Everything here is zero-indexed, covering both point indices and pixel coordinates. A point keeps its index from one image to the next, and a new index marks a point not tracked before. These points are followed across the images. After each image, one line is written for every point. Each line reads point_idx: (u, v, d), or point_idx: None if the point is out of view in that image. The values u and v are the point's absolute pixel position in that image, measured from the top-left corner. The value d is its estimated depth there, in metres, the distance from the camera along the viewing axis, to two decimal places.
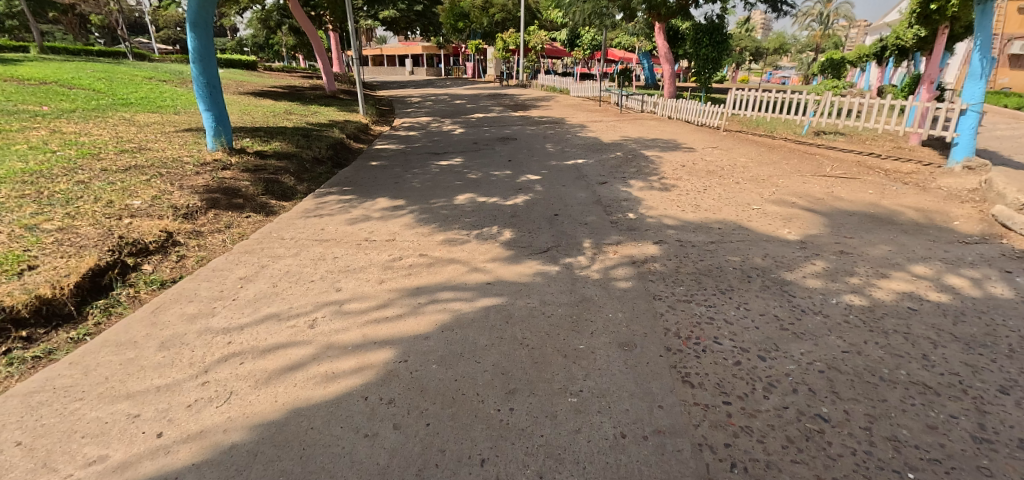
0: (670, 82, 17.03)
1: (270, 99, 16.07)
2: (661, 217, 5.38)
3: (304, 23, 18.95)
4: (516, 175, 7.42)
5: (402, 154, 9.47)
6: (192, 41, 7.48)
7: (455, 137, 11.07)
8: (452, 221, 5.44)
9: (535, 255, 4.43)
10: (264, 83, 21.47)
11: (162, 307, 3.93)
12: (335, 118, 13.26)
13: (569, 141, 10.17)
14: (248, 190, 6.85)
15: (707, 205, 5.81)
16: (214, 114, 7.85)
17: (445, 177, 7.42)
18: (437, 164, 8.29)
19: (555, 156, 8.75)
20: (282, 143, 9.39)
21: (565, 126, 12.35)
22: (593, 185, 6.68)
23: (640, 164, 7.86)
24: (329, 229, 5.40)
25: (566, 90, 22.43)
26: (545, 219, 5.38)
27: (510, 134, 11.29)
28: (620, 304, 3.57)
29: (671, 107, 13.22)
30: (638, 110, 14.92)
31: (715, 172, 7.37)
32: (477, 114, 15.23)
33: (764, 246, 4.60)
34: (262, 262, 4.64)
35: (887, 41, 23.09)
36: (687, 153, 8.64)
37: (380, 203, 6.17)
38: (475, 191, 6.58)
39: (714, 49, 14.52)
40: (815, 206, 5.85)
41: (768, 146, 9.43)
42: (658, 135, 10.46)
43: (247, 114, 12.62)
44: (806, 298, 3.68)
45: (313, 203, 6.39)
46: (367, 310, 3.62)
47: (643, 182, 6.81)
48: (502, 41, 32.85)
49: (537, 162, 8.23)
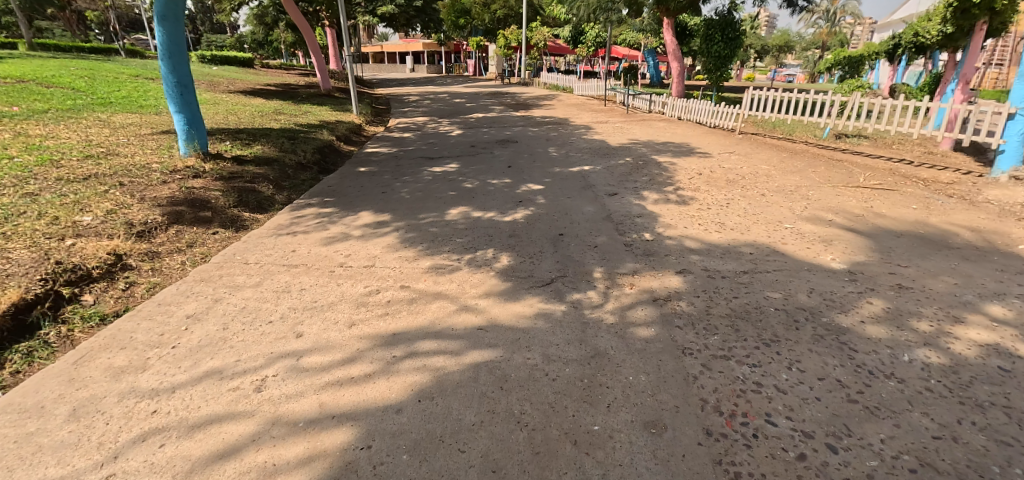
0: (679, 81, 16.26)
1: (261, 98, 15.37)
2: (682, 238, 4.68)
3: (298, 18, 18.26)
4: (516, 183, 6.71)
5: (393, 158, 8.78)
6: (161, 37, 6.81)
7: (452, 140, 10.35)
8: (442, 241, 4.74)
9: (536, 289, 3.73)
10: (258, 80, 20.79)
11: (86, 358, 3.24)
12: (326, 118, 12.58)
13: (574, 144, 9.46)
14: (218, 201, 6.17)
15: (733, 222, 5.10)
16: (186, 117, 7.18)
17: (438, 187, 6.72)
18: (431, 170, 7.60)
19: (559, 161, 8.04)
20: (264, 146, 8.70)
21: (569, 127, 11.63)
22: (602, 197, 5.98)
23: (653, 172, 7.15)
24: (301, 252, 4.72)
25: (570, 88, 21.71)
26: (548, 239, 4.68)
27: (510, 137, 10.57)
28: (642, 362, 2.88)
29: (681, 107, 12.47)
30: (645, 111, 14.17)
31: (737, 182, 6.65)
32: (476, 114, 14.51)
33: (807, 279, 3.89)
34: (216, 296, 3.95)
35: (902, 38, 22.32)
36: (703, 159, 7.92)
37: (362, 219, 5.47)
38: (470, 204, 5.88)
39: (726, 45, 13.73)
40: (855, 224, 5.15)
41: (789, 151, 8.72)
42: (670, 139, 9.73)
43: (233, 114, 11.95)
44: (870, 355, 2.99)
45: (289, 217, 5.71)
46: (329, 368, 2.93)
47: (657, 193, 6.10)
48: (504, 38, 32.06)
49: (539, 169, 7.53)
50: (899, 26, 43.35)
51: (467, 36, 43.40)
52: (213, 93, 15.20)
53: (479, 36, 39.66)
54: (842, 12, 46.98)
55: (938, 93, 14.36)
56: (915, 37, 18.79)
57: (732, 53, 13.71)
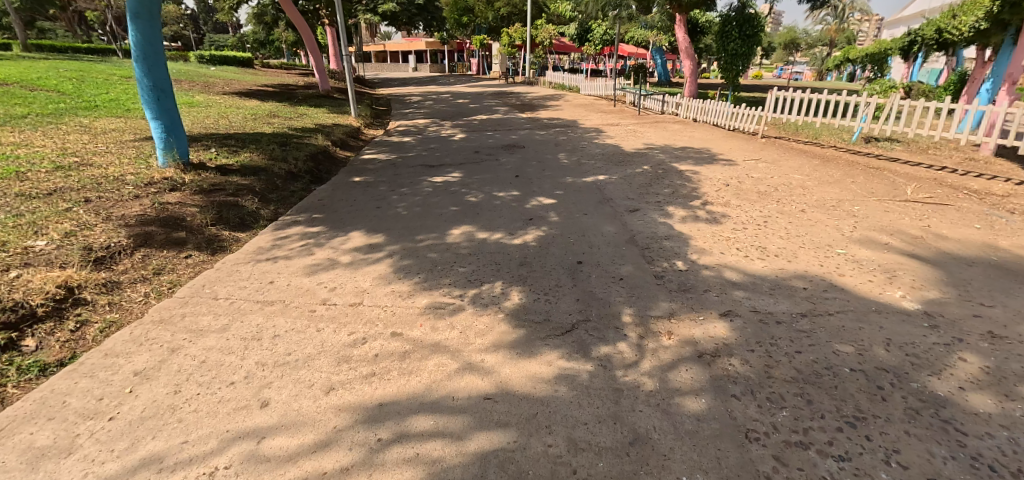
0: (691, 80, 15.50)
1: (257, 99, 14.75)
2: (720, 267, 4.02)
3: (296, 16, 17.63)
4: (526, 196, 6.06)
5: (391, 165, 8.15)
6: (134, 35, 6.21)
7: (454, 144, 9.68)
8: (442, 271, 4.10)
9: (554, 339, 3.09)
10: (255, 81, 20.19)
11: (3, 433, 2.61)
12: (323, 121, 11.96)
13: (585, 150, 8.78)
14: (195, 218, 5.57)
15: (775, 246, 4.44)
16: (164, 123, 6.58)
17: (438, 200, 6.07)
18: (431, 180, 6.94)
19: (571, 170, 7.37)
20: (252, 154, 8.09)
21: (579, 130, 10.95)
22: (623, 214, 5.31)
23: (675, 182, 6.48)
24: (279, 284, 4.09)
25: (577, 88, 21.01)
26: (565, 269, 4.02)
27: (517, 141, 9.90)
28: (696, 453, 2.22)
29: (697, 108, 11.73)
30: (658, 112, 13.46)
31: (771, 194, 5.98)
32: (480, 115, 13.83)
33: (879, 326, 3.23)
34: (174, 345, 3.34)
35: (922, 35, 21.49)
36: (728, 168, 7.24)
37: (352, 241, 4.84)
38: (473, 221, 5.22)
39: (742, 43, 12.91)
40: (916, 248, 4.47)
41: (820, 157, 8.03)
42: (688, 143, 9.03)
43: (224, 118, 11.36)
44: (986, 440, 2.32)
45: (271, 239, 5.09)
46: (296, 457, 2.30)
47: (684, 209, 5.43)
48: (508, 37, 31.36)
49: (550, 179, 6.86)
50: (912, 21, 42.30)
51: (470, 34, 42.68)
52: (206, 95, 14.60)
53: (483, 35, 38.96)
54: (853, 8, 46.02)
55: (966, 93, 13.62)
56: (938, 34, 17.98)
57: (750, 50, 12.92)
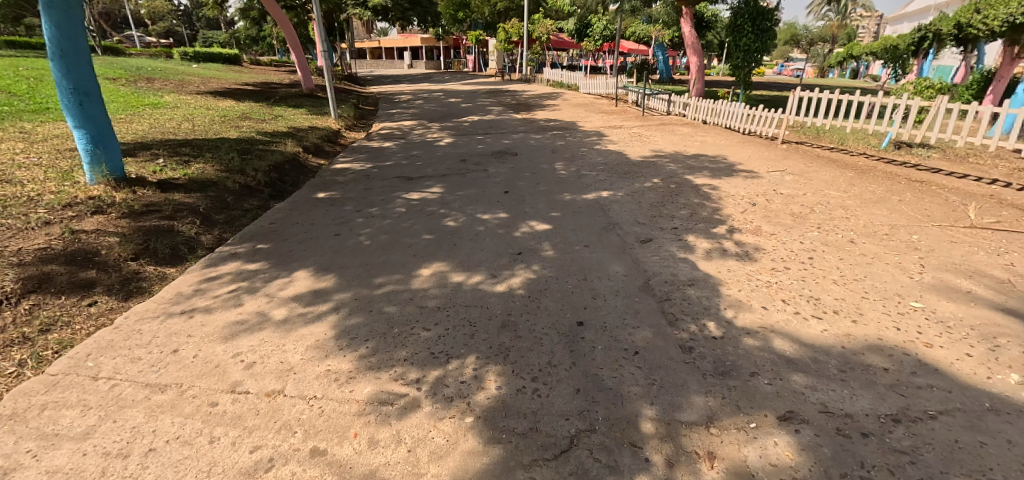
0: (698, 78, 14.45)
1: (231, 99, 13.67)
2: (766, 333, 3.03)
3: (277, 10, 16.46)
4: (514, 220, 5.05)
5: (363, 176, 7.12)
6: (47, 27, 5.18)
7: (439, 150, 8.65)
8: (398, 336, 3.11)
9: (544, 469, 2.11)
10: (237, 79, 19.08)
11: None
12: (298, 124, 10.93)
13: (585, 157, 7.76)
14: (112, 251, 4.57)
15: (831, 296, 3.48)
16: (89, 134, 5.58)
17: (410, 224, 5.07)
18: (405, 197, 5.93)
19: (569, 182, 6.37)
20: (205, 165, 7.08)
21: (578, 133, 9.92)
22: (633, 245, 4.32)
23: (692, 202, 5.47)
24: (185, 355, 3.10)
25: (575, 86, 20.00)
26: (562, 334, 3.03)
27: (508, 146, 8.88)
28: None
29: (707, 109, 10.71)
30: (663, 112, 12.44)
31: (808, 218, 5.02)
32: (472, 117, 12.81)
33: (1006, 440, 2.26)
34: (7, 464, 2.34)
35: (937, 30, 20.52)
36: (751, 182, 6.24)
37: (294, 287, 3.85)
38: (448, 255, 4.22)
39: (755, 38, 11.76)
40: (1010, 299, 3.49)
41: (852, 167, 7.04)
42: (701, 150, 8.00)
43: (189, 121, 10.30)
44: None
45: (199, 279, 4.11)
46: None
47: (707, 239, 4.43)
48: (504, 32, 30.20)
49: (544, 195, 5.85)
50: (918, 17, 41.33)
51: (466, 30, 41.52)
52: (177, 95, 13.52)
53: (479, 30, 37.80)
54: (856, 4, 45.08)
55: (990, 92, 12.70)
56: (957, 31, 16.64)
57: (763, 45, 11.83)
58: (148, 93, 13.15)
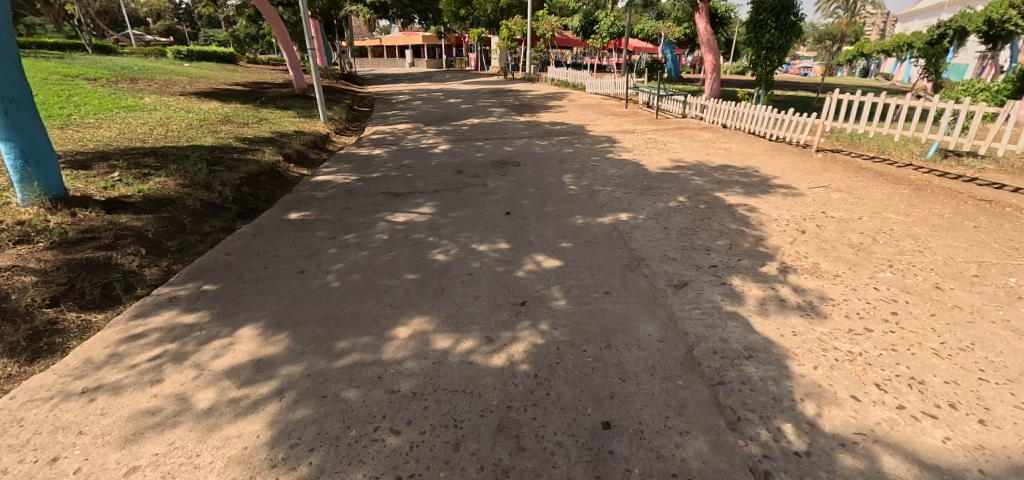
0: (714, 77, 13.49)
1: (216, 100, 12.81)
2: (870, 447, 2.15)
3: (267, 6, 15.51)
4: (517, 251, 4.17)
5: (345, 190, 6.24)
6: None
7: (433, 158, 7.76)
8: (355, 444, 2.25)
9: None
10: (228, 79, 18.24)
11: None
12: (283, 128, 10.07)
13: (598, 168, 6.86)
14: (26, 295, 3.73)
15: (937, 378, 2.61)
16: (16, 148, 4.71)
17: (390, 256, 4.19)
18: (388, 218, 5.05)
19: (580, 201, 5.47)
20: (166, 179, 6.23)
21: (588, 138, 9.00)
22: (665, 292, 3.44)
23: (729, 228, 4.57)
24: (64, 469, 2.25)
25: (581, 85, 19.06)
26: (581, 446, 2.18)
27: (511, 154, 7.99)
28: None
29: (728, 112, 9.78)
30: (678, 115, 11.51)
31: (872, 252, 4.13)
32: (472, 119, 11.92)
33: None
34: None
35: (962, 24, 19.52)
36: (794, 202, 5.33)
37: (232, 354, 2.99)
38: (432, 305, 3.34)
39: (779, 34, 10.78)
40: None
41: (905, 182, 6.12)
42: (728, 160, 7.09)
43: (163, 126, 9.47)
44: None
45: (119, 339, 3.26)
46: None
47: (757, 284, 3.55)
48: (507, 30, 29.27)
49: (552, 217, 4.96)
50: (931, 13, 40.31)
51: (468, 27, 40.56)
52: (158, 96, 12.68)
53: (481, 28, 36.90)
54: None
55: None
56: (987, 26, 15.98)
57: (787, 43, 10.87)
58: (126, 94, 12.33)
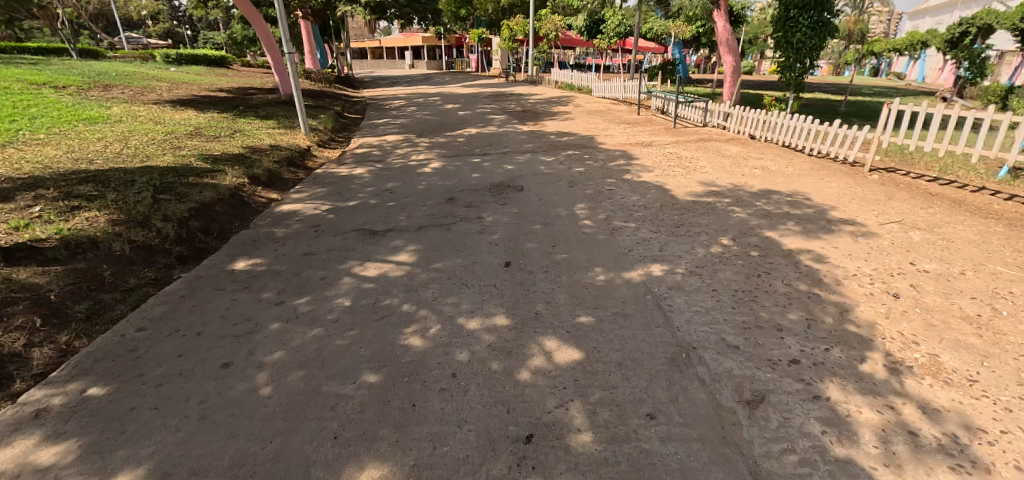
0: (733, 80, 12.39)
1: (192, 109, 11.76)
2: None
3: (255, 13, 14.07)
4: (519, 331, 3.07)
5: (310, 225, 5.15)
6: None
7: (421, 179, 6.66)
8: None
9: None
10: (213, 84, 17.16)
11: None
12: (258, 141, 9.02)
13: (615, 194, 5.76)
14: None
15: None
16: None
17: (347, 339, 3.10)
18: (356, 272, 3.98)
19: (598, 242, 4.35)
20: (97, 214, 5.16)
21: (601, 153, 7.89)
22: (738, 417, 2.35)
23: (797, 293, 3.47)
24: None
25: (587, 88, 17.96)
26: None
27: (512, 173, 6.90)
28: None
29: (756, 121, 8.65)
30: (697, 123, 10.39)
31: (1002, 334, 3.06)
32: (469, 129, 10.85)
33: None
34: None
35: (990, 22, 18.46)
36: (869, 246, 4.23)
37: None
38: (394, 442, 2.27)
39: (812, 33, 9.63)
40: None
41: (992, 215, 5.00)
42: (770, 183, 5.97)
43: (121, 142, 8.42)
44: None
45: None
46: None
47: (865, 400, 2.48)
48: (509, 30, 28.15)
49: (564, 268, 3.85)
50: (942, 11, 39.34)
51: (469, 28, 39.50)
52: (129, 105, 11.64)
53: (482, 28, 35.80)
54: None
55: None
56: None
57: (821, 42, 9.73)
58: (94, 104, 11.31)
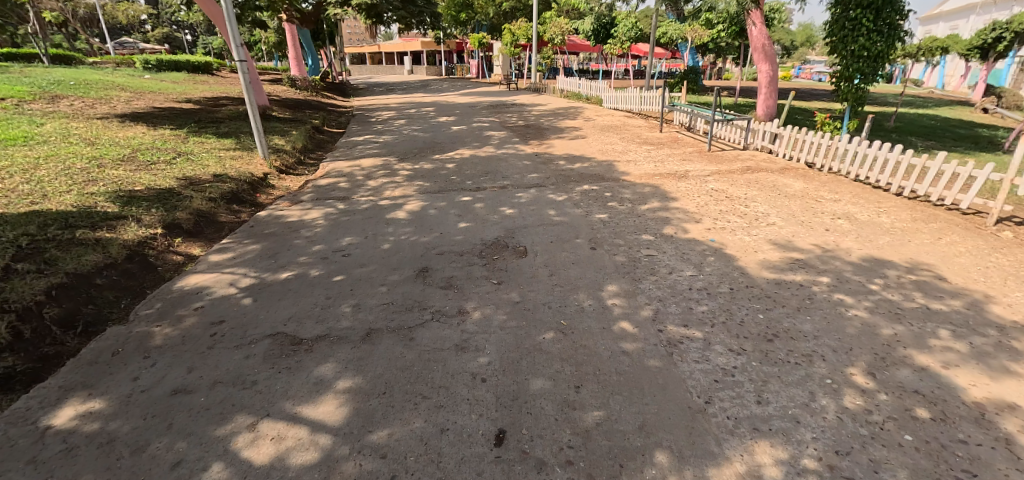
0: (770, 93, 10.72)
1: (142, 126, 10.08)
2: None
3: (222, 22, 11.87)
4: None
5: (207, 322, 3.43)
6: None
7: (389, 232, 4.97)
8: None
9: None
10: (184, 94, 15.46)
11: None
12: (201, 169, 7.33)
13: (659, 263, 4.05)
14: None
15: None
16: None
17: None
18: (235, 453, 2.28)
19: (651, 379, 2.64)
20: None
21: (625, 190, 6.20)
22: None
23: None
24: None
25: (596, 98, 16.31)
26: None
27: (512, 221, 5.21)
28: None
29: (819, 146, 6.92)
30: (736, 144, 8.68)
31: None
32: (463, 149, 9.20)
33: None
34: None
35: None
36: None
37: None
38: None
39: (879, 36, 7.90)
40: None
41: None
42: (873, 248, 4.25)
43: (23, 170, 6.67)
44: None
45: None
46: None
47: None
48: (511, 34, 26.61)
49: (599, 459, 2.14)
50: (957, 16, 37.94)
51: (470, 32, 37.90)
52: (65, 120, 9.94)
53: (484, 33, 34.28)
54: None
55: None
56: None
57: (889, 49, 8.01)
58: (22, 119, 9.60)
